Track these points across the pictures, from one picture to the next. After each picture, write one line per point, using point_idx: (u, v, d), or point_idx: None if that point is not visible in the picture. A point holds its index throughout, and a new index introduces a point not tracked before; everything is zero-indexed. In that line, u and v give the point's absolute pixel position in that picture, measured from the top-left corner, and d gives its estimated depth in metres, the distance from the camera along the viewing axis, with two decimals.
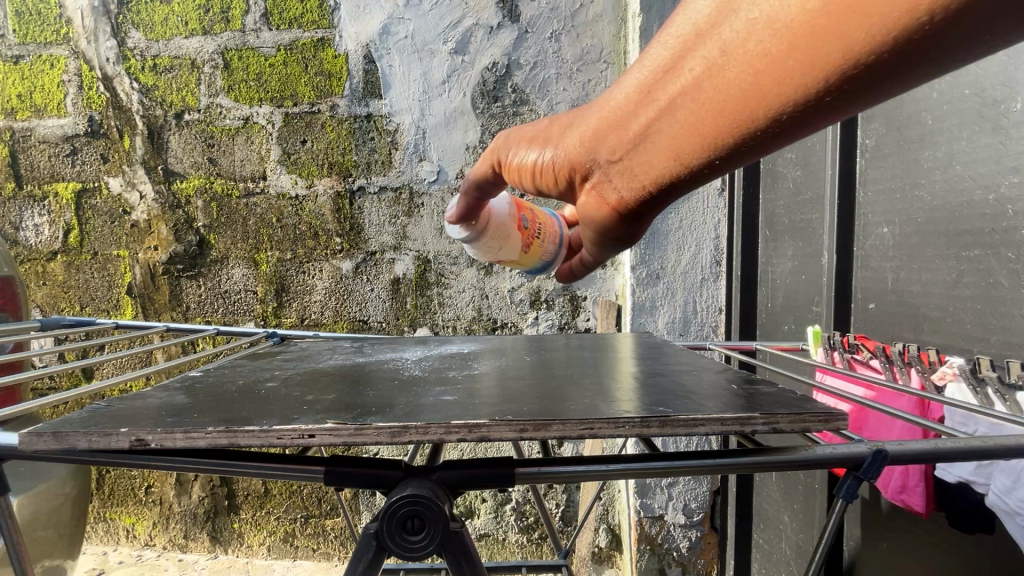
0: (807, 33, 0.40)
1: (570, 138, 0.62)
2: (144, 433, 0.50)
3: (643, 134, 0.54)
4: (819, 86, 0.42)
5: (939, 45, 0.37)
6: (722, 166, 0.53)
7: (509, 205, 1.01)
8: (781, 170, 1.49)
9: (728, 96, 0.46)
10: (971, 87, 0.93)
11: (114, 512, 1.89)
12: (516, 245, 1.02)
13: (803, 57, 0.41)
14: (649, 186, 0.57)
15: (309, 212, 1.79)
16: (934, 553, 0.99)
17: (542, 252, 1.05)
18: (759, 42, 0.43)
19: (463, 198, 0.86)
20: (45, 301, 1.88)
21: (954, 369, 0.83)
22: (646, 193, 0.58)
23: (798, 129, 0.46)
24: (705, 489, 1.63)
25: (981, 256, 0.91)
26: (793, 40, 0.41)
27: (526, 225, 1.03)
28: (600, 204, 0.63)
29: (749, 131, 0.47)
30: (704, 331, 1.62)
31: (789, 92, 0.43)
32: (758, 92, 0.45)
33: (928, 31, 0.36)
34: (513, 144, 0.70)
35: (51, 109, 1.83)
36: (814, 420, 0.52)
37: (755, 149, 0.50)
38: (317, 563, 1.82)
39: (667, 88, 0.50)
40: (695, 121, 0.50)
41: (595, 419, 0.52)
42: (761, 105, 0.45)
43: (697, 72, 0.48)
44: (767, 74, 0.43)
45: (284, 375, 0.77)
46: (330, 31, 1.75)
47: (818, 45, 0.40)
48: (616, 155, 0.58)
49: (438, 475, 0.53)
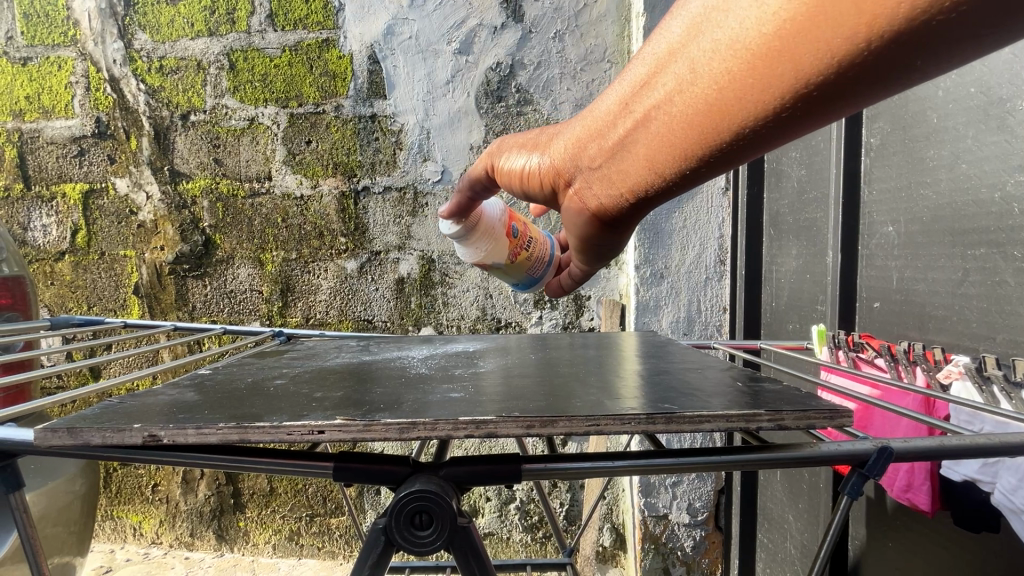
0: (769, 54, 0.42)
1: (556, 146, 0.64)
2: (156, 429, 0.51)
3: (621, 145, 0.56)
4: (781, 102, 0.43)
5: (892, 68, 0.38)
6: (695, 176, 0.54)
7: (502, 212, 1.02)
8: (785, 170, 1.49)
9: (697, 110, 0.48)
10: (977, 85, 0.93)
11: (121, 510, 1.90)
12: (502, 252, 1.02)
13: (764, 76, 0.42)
14: (627, 193, 0.59)
15: (314, 212, 1.80)
16: (939, 552, 0.99)
17: (528, 264, 1.06)
18: (725, 61, 0.44)
19: (456, 197, 0.89)
20: (53, 301, 1.89)
21: (959, 368, 0.83)
22: (625, 200, 0.60)
23: (764, 142, 0.47)
24: (709, 488, 1.63)
25: (987, 254, 0.91)
26: (755, 61, 0.42)
27: (516, 234, 1.04)
28: (582, 210, 0.65)
29: (718, 142, 0.49)
30: (708, 330, 1.62)
31: (753, 108, 0.45)
32: (725, 108, 0.46)
33: (880, 50, 0.37)
34: (504, 151, 0.72)
35: (59, 110, 1.85)
36: (819, 417, 0.53)
37: (727, 161, 0.51)
38: (322, 561, 1.83)
39: (643, 102, 0.52)
40: (668, 134, 0.51)
41: (601, 415, 0.53)
42: (729, 120, 0.47)
43: (670, 88, 0.49)
44: (730, 91, 0.45)
45: (291, 373, 0.77)
46: (334, 32, 1.76)
47: (778, 66, 0.41)
48: (595, 165, 0.60)
49: (445, 471, 0.54)
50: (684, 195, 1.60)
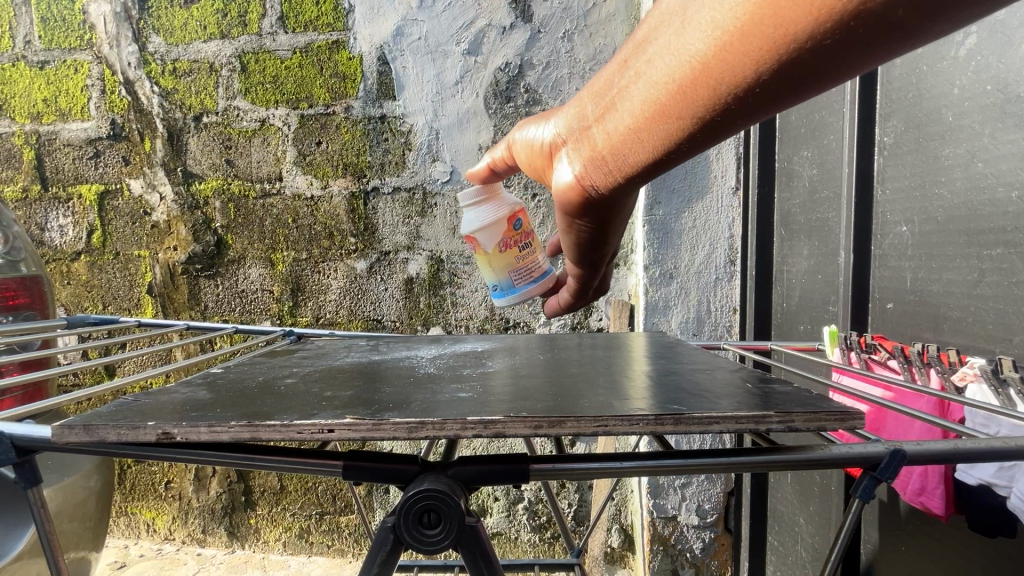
0: (754, 22, 0.43)
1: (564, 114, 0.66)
2: (170, 426, 0.51)
3: (614, 112, 0.57)
4: (764, 68, 0.44)
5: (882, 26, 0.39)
6: (683, 147, 0.55)
7: (514, 204, 1.06)
8: (796, 169, 1.47)
9: (685, 77, 0.49)
10: (994, 82, 0.91)
11: (135, 506, 1.93)
12: (495, 235, 1.04)
13: (751, 41, 0.44)
14: (615, 169, 0.60)
15: (324, 213, 1.81)
16: (954, 557, 0.97)
17: (506, 259, 1.05)
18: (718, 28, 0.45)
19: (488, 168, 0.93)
20: (69, 300, 1.93)
21: (975, 370, 0.82)
22: (613, 177, 0.61)
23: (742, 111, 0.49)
24: (719, 489, 1.61)
25: (1004, 254, 0.89)
26: (744, 28, 0.44)
27: (516, 227, 1.05)
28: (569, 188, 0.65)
29: (702, 111, 0.50)
30: (718, 331, 1.61)
31: (738, 75, 0.46)
32: (710, 75, 0.47)
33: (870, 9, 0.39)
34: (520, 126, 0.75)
35: (75, 113, 1.88)
36: (830, 419, 0.52)
37: (713, 131, 0.52)
38: (332, 559, 1.84)
39: (638, 69, 0.53)
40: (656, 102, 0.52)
41: (608, 416, 0.52)
42: (713, 88, 0.48)
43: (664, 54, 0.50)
44: (716, 61, 0.46)
45: (301, 372, 0.78)
46: (344, 34, 1.77)
47: (764, 31, 0.43)
48: (590, 133, 0.61)
49: (454, 471, 0.55)
50: (694, 195, 1.59)
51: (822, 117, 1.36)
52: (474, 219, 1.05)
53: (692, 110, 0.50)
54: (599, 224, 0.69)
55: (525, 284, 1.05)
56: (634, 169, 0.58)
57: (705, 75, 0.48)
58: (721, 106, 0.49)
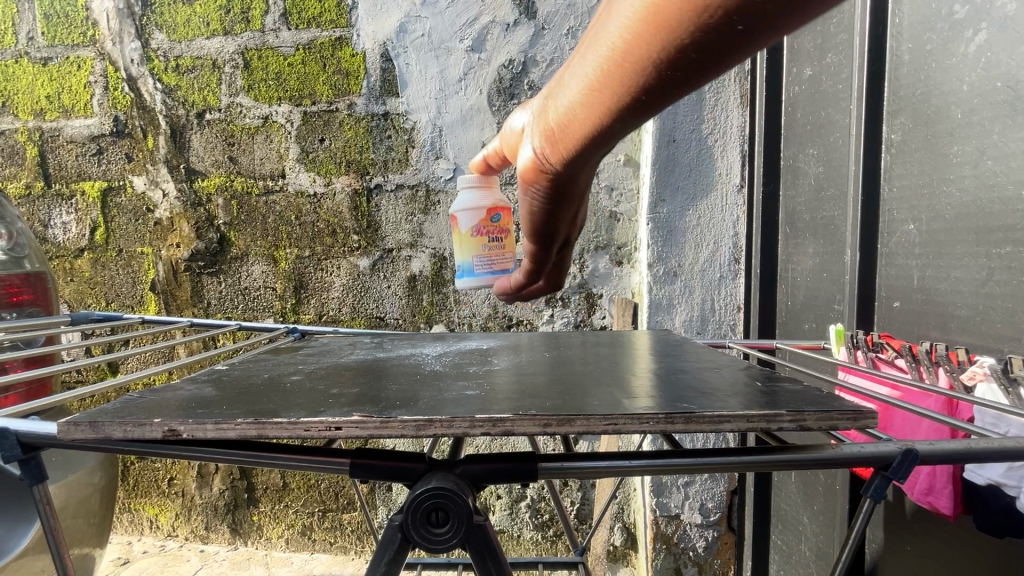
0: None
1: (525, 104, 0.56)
2: (176, 423, 0.51)
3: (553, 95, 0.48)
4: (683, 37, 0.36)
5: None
6: (622, 131, 0.45)
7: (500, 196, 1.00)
8: (802, 167, 1.46)
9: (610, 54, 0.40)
10: (1004, 79, 0.90)
11: (139, 503, 1.94)
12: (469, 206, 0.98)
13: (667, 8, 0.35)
14: (557, 155, 0.50)
15: (327, 210, 1.81)
16: (961, 557, 0.97)
17: (474, 245, 0.99)
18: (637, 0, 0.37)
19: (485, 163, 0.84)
20: (72, 297, 1.93)
21: (985, 369, 0.81)
22: (557, 164, 0.50)
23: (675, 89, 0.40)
24: (722, 488, 1.61)
25: (1014, 253, 0.88)
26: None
27: (495, 220, 0.99)
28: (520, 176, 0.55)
29: (631, 92, 0.41)
30: (722, 329, 1.61)
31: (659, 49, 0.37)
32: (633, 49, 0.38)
33: None
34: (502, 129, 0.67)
35: (78, 109, 1.88)
36: (842, 418, 0.52)
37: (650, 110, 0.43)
38: (334, 557, 1.84)
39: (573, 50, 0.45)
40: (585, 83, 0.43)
41: (618, 415, 0.52)
42: (636, 65, 0.39)
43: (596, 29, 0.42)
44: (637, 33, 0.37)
45: (306, 369, 0.78)
46: (347, 31, 1.76)
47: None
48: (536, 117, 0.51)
49: (461, 469, 0.54)
50: (698, 193, 1.59)
51: (828, 114, 1.35)
52: (461, 199, 0.99)
53: (617, 91, 0.41)
54: (557, 217, 0.59)
55: (485, 271, 1.00)
56: (577, 155, 0.48)
57: (622, 57, 0.39)
58: (648, 83, 0.40)
